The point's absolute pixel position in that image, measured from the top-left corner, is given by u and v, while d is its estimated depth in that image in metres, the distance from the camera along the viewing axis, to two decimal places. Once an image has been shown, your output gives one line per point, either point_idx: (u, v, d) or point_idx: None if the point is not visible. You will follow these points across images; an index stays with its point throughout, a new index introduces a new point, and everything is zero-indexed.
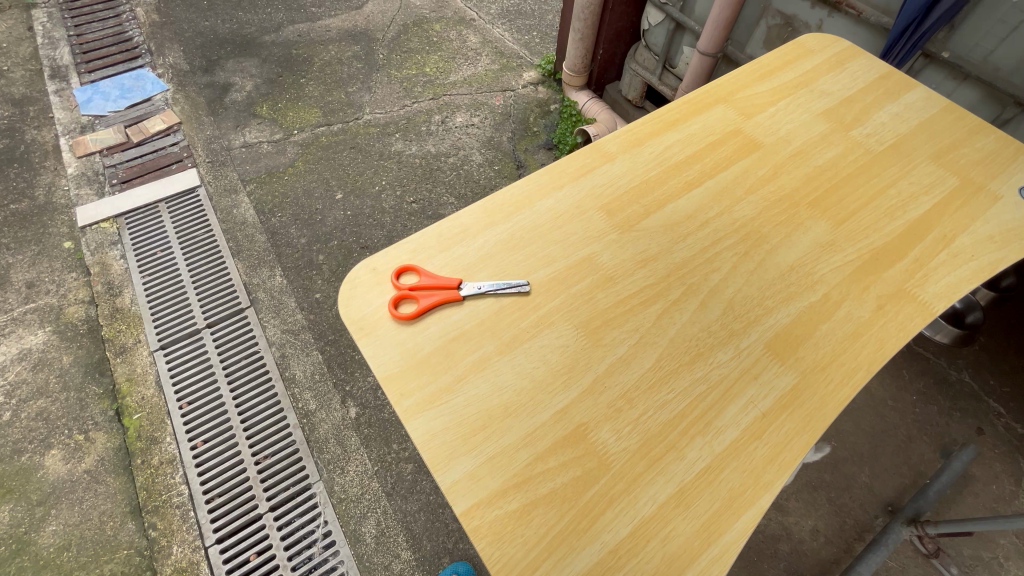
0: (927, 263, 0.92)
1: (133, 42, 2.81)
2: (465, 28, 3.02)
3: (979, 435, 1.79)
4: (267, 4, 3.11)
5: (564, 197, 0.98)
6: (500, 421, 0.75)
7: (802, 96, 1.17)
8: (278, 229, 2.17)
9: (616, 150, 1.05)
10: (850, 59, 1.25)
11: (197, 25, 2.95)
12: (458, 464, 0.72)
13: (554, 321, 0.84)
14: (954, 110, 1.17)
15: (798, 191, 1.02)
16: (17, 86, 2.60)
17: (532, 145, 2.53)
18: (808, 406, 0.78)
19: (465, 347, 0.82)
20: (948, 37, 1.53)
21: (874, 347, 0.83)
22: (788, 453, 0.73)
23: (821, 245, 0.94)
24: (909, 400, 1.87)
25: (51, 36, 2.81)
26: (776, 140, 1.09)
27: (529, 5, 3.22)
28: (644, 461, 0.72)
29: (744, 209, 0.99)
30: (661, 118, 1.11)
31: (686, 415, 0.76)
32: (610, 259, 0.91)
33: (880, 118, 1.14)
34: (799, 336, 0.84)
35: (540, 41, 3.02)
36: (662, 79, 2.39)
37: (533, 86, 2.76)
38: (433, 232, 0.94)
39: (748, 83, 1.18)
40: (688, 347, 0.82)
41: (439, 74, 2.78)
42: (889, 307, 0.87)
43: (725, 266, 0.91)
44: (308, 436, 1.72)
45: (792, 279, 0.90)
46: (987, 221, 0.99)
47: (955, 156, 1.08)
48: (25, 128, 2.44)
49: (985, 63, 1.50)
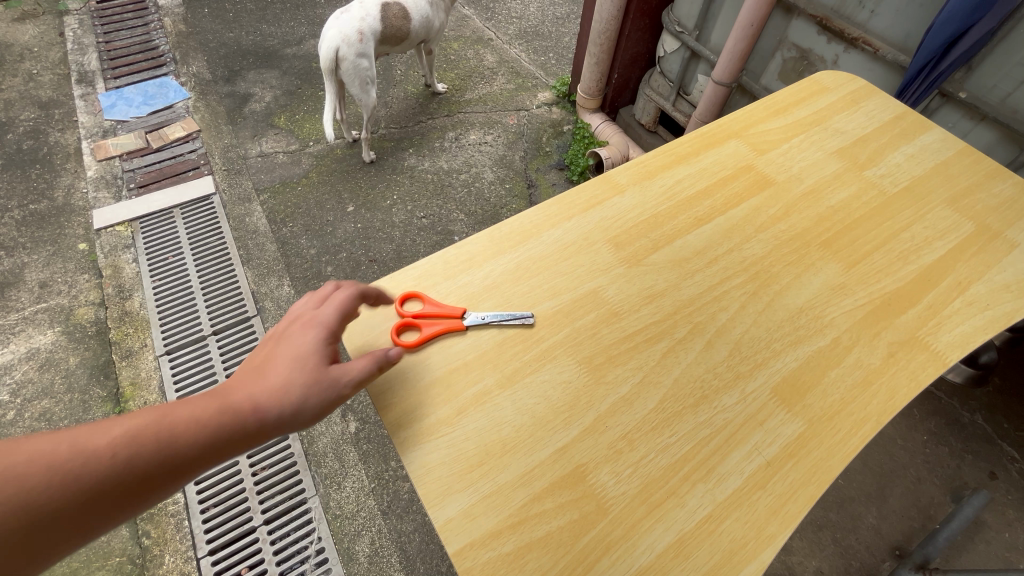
0: (941, 311, 0.91)
1: (159, 50, 2.89)
2: (483, 47, 3.08)
3: (990, 480, 1.75)
4: (290, 18, 3.19)
5: (571, 229, 0.98)
6: (497, 457, 0.74)
7: (816, 134, 1.17)
8: (289, 240, 2.20)
9: (626, 183, 1.05)
10: (865, 98, 1.25)
11: (221, 36, 3.03)
12: (453, 501, 0.70)
13: (557, 356, 0.83)
14: (972, 153, 1.16)
15: (809, 231, 1.01)
16: (45, 89, 2.67)
17: (544, 165, 2.54)
18: (815, 456, 0.75)
19: (466, 378, 0.81)
20: (966, 77, 1.53)
21: (885, 396, 0.81)
22: (795, 505, 0.70)
23: (831, 288, 0.93)
24: (920, 440, 1.83)
25: (80, 42, 2.90)
26: (789, 177, 1.08)
27: (546, 28, 3.27)
28: (643, 506, 0.70)
29: (753, 248, 0.98)
30: (673, 152, 1.11)
31: (688, 461, 0.74)
32: (615, 293, 0.90)
33: (895, 159, 1.13)
34: (806, 382, 0.82)
35: (555, 64, 3.06)
36: (676, 105, 2.40)
37: (547, 107, 2.79)
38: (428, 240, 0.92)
39: (761, 119, 1.18)
40: (692, 390, 0.81)
41: (455, 91, 2.82)
42: (900, 354, 0.85)
43: (734, 304, 0.90)
44: (306, 449, 1.71)
45: (801, 321, 0.89)
46: (1003, 270, 0.97)
47: (971, 201, 1.07)
48: (49, 130, 2.50)
49: (1003, 105, 1.49)
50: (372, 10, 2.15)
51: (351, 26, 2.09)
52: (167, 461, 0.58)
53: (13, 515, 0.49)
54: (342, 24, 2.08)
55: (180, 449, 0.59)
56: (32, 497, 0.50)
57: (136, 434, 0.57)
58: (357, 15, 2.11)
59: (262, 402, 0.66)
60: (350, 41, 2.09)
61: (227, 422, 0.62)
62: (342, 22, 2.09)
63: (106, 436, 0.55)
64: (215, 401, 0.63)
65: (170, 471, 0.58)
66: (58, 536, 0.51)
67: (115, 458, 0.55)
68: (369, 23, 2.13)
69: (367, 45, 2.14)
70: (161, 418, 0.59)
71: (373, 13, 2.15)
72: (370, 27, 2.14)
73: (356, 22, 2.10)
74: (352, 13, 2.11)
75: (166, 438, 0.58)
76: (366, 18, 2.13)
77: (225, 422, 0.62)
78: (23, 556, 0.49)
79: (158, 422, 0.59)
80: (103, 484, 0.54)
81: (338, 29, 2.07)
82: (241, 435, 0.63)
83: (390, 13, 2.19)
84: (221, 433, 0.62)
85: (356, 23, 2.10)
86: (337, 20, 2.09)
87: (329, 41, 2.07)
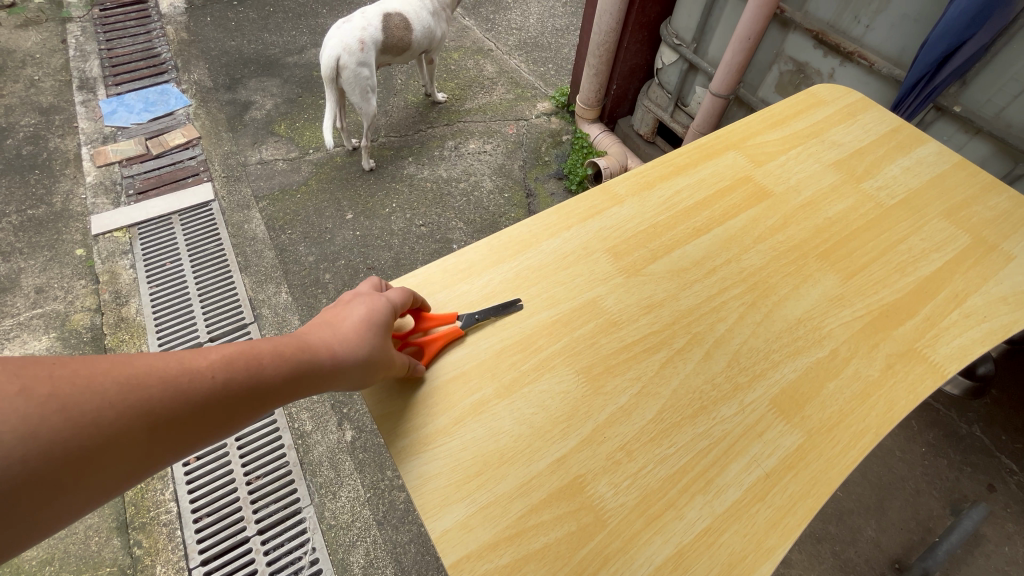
0: (938, 323, 0.91)
1: (160, 58, 2.90)
2: (483, 58, 3.11)
3: (990, 493, 1.74)
4: (292, 27, 3.22)
5: (570, 238, 0.98)
6: (495, 467, 0.73)
7: (813, 146, 1.17)
8: (287, 247, 2.20)
9: (625, 193, 1.05)
10: (862, 110, 1.27)
11: (223, 45, 3.05)
12: (450, 512, 0.69)
13: (555, 365, 0.83)
14: (967, 166, 1.17)
15: (806, 242, 1.01)
16: (46, 95, 2.68)
17: (543, 174, 2.56)
18: (814, 469, 0.74)
19: (464, 388, 0.80)
20: (961, 92, 1.55)
21: (883, 408, 0.80)
22: (794, 518, 0.70)
23: (829, 299, 0.93)
24: (918, 452, 1.83)
25: (82, 49, 2.91)
26: (786, 189, 1.09)
27: (545, 39, 3.30)
28: (641, 519, 0.70)
29: (752, 259, 0.98)
30: (672, 163, 1.12)
31: (687, 472, 0.73)
32: (614, 303, 0.90)
33: (892, 172, 1.14)
34: (805, 394, 0.82)
35: (554, 74, 3.08)
36: (674, 117, 2.43)
37: (546, 116, 2.81)
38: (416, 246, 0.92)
39: (758, 131, 1.19)
40: (690, 401, 0.80)
41: (455, 101, 2.84)
42: (899, 366, 0.85)
43: (732, 315, 0.90)
44: (301, 457, 1.70)
45: (800, 333, 0.89)
46: (1000, 282, 0.97)
47: (968, 214, 1.08)
48: (49, 136, 2.51)
49: (997, 119, 1.51)
50: (374, 20, 2.17)
51: (353, 35, 2.10)
52: (257, 389, 0.60)
53: (129, 416, 0.50)
54: (344, 33, 2.09)
55: (265, 380, 0.61)
56: (144, 400, 0.51)
57: (227, 361, 0.59)
58: (359, 24, 2.13)
59: (335, 350, 0.68)
60: (351, 50, 2.10)
61: (306, 362, 0.65)
62: (343, 32, 2.10)
63: (209, 358, 0.57)
64: (294, 342, 0.66)
65: (258, 397, 0.60)
66: (160, 443, 0.52)
67: (215, 380, 0.57)
68: (371, 33, 2.15)
69: (368, 54, 2.15)
70: (246, 351, 0.61)
71: (375, 23, 2.17)
72: (372, 37, 2.16)
73: (357, 31, 2.11)
74: (354, 22, 2.12)
75: (251, 367, 0.60)
76: (367, 28, 2.14)
77: (304, 360, 0.65)
78: (131, 459, 0.50)
79: (243, 354, 0.61)
80: (205, 400, 0.55)
81: (339, 39, 2.08)
82: (317, 376, 0.66)
83: (392, 23, 2.21)
84: (301, 370, 0.64)
85: (358, 33, 2.11)
86: (338, 29, 2.10)
87: (330, 50, 2.09)
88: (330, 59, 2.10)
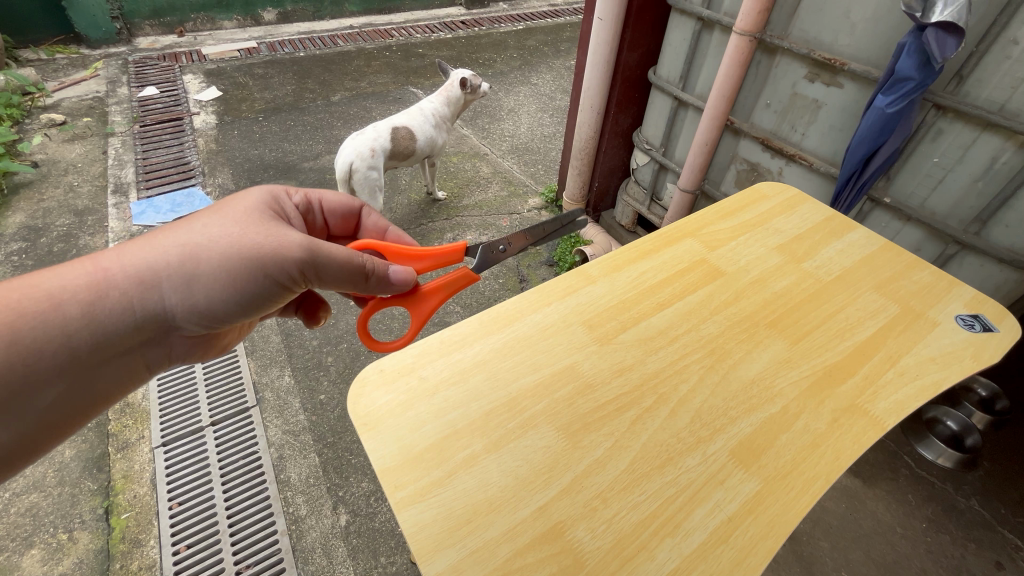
0: (876, 380, 1.03)
1: (190, 166, 3.27)
2: (479, 161, 3.50)
3: (998, 571, 1.73)
4: (310, 138, 3.66)
5: (551, 313, 1.13)
6: (484, 515, 0.81)
7: (759, 233, 1.37)
8: (293, 331, 2.34)
9: (598, 274, 1.23)
10: (799, 203, 1.49)
11: (247, 153, 3.44)
12: (442, 556, 0.77)
13: (538, 424, 0.94)
14: (892, 248, 1.36)
15: (756, 313, 1.16)
16: (82, 199, 2.99)
17: (534, 262, 2.78)
18: (772, 512, 0.83)
19: (457, 444, 0.90)
20: (888, 186, 1.80)
21: (831, 457, 0.90)
22: (754, 558, 0.77)
23: (778, 361, 1.06)
24: (919, 528, 1.83)
25: (121, 158, 3.29)
26: (737, 269, 1.27)
27: (534, 144, 3.73)
28: (616, 560, 0.77)
29: (708, 328, 1.12)
30: (637, 249, 1.30)
31: (656, 517, 0.82)
32: (590, 367, 1.03)
33: (828, 254, 1.33)
34: (761, 445, 0.92)
35: (543, 174, 3.45)
36: (650, 209, 2.70)
37: (537, 211, 3.11)
38: (366, 228, 1.42)
39: (711, 221, 1.40)
40: (658, 453, 0.90)
41: (453, 198, 3.16)
42: (843, 420, 0.96)
43: (693, 377, 1.03)
44: (294, 544, 1.69)
45: (753, 391, 1.00)
46: (929, 345, 1.11)
47: (896, 287, 1.25)
48: (80, 234, 2.76)
49: (923, 208, 1.74)
50: (384, 133, 2.51)
51: (365, 145, 2.43)
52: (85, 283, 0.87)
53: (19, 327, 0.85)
54: (358, 143, 2.43)
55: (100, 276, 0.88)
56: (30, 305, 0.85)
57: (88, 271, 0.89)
58: (371, 136, 2.47)
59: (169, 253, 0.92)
60: (363, 156, 2.42)
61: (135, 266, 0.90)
62: (357, 142, 2.44)
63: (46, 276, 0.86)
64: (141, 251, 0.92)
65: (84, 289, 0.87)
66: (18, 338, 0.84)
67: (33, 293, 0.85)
68: (381, 144, 2.49)
69: (377, 159, 2.48)
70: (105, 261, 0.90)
71: (384, 135, 2.52)
72: (381, 146, 2.50)
73: (369, 141, 2.45)
74: (366, 135, 2.47)
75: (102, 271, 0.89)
76: (378, 139, 2.49)
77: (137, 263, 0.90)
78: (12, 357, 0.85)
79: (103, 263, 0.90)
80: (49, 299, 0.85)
81: (353, 148, 2.41)
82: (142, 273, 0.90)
83: (399, 135, 2.56)
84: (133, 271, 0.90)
85: (370, 143, 2.45)
86: (353, 140, 2.44)
87: (345, 156, 2.40)
88: (344, 164, 2.41)
